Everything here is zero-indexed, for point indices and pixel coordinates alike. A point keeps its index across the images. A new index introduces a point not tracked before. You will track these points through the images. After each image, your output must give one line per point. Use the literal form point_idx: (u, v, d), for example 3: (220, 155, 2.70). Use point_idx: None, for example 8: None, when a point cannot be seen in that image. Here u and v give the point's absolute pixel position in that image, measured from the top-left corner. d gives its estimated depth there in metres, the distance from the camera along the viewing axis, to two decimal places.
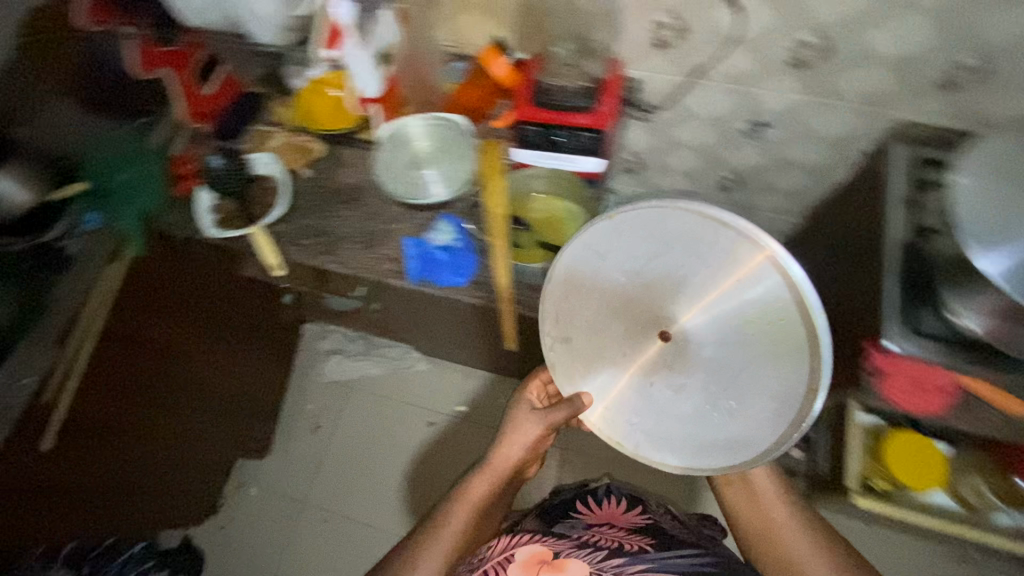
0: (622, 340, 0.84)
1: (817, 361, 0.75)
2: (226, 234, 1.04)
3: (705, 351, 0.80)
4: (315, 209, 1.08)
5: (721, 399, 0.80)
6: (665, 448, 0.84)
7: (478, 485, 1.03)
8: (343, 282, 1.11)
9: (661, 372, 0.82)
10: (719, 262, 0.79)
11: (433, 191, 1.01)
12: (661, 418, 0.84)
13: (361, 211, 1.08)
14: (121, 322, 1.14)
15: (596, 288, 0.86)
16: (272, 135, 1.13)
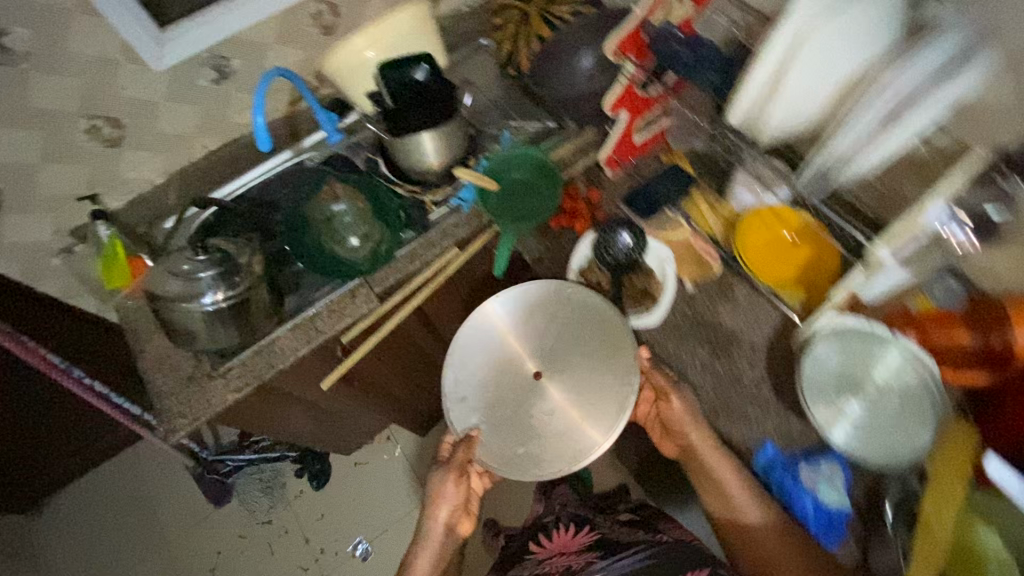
0: (496, 386, 0.93)
1: (621, 342, 0.88)
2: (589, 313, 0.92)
3: (559, 390, 0.90)
4: (676, 333, 0.93)
5: (579, 405, 0.88)
6: (545, 462, 0.86)
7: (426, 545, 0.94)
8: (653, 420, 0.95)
9: (534, 398, 0.91)
10: (563, 308, 0.94)
11: (837, 432, 0.76)
12: (538, 439, 0.88)
13: (726, 369, 0.90)
14: (439, 302, 1.14)
15: (484, 354, 0.95)
16: (674, 226, 0.98)
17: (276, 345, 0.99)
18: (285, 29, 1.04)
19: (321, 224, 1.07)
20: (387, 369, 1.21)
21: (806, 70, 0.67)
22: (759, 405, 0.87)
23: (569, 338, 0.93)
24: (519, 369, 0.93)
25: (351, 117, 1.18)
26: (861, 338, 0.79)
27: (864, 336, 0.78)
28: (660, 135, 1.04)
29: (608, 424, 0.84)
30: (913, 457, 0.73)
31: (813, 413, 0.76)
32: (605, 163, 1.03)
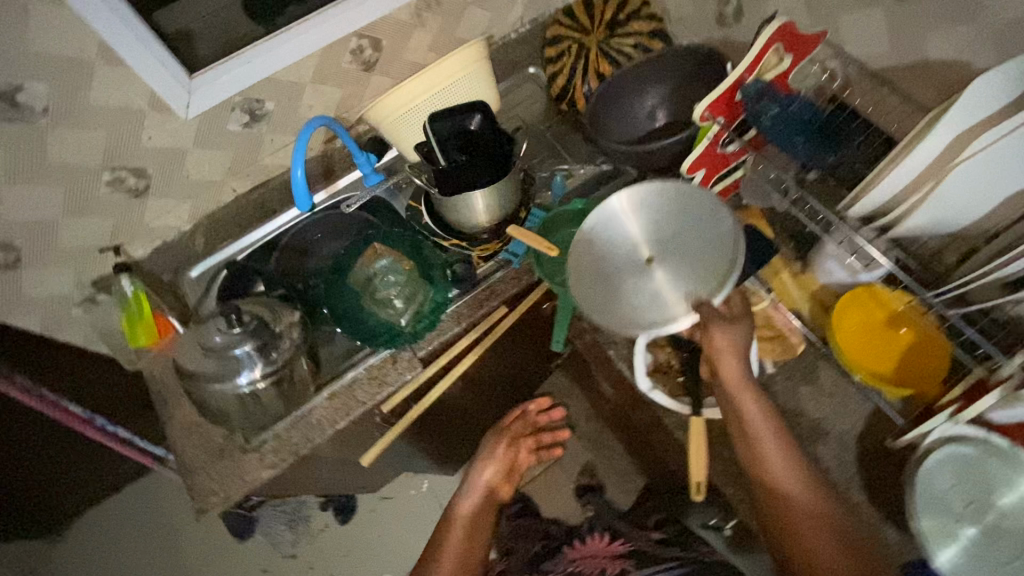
0: (611, 261, 0.85)
1: (733, 246, 0.78)
2: (656, 398, 0.85)
3: (657, 277, 0.82)
4: None
5: (675, 293, 0.80)
6: (634, 318, 0.80)
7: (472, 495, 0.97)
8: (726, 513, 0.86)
9: (632, 278, 0.83)
10: (688, 217, 0.82)
11: (945, 554, 0.67)
12: (628, 306, 0.81)
13: (813, 465, 0.81)
14: (485, 366, 1.06)
15: (617, 223, 0.85)
16: (752, 295, 0.89)
17: (311, 416, 0.91)
18: (324, 66, 0.95)
19: (361, 280, 1.00)
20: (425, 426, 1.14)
21: (977, 169, 0.63)
22: (851, 512, 0.78)
23: (682, 216, 0.83)
24: (604, 258, 0.85)
25: (389, 155, 1.10)
26: (999, 458, 0.68)
27: (993, 453, 0.69)
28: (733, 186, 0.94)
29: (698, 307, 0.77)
30: None
31: (919, 524, 0.68)
32: None
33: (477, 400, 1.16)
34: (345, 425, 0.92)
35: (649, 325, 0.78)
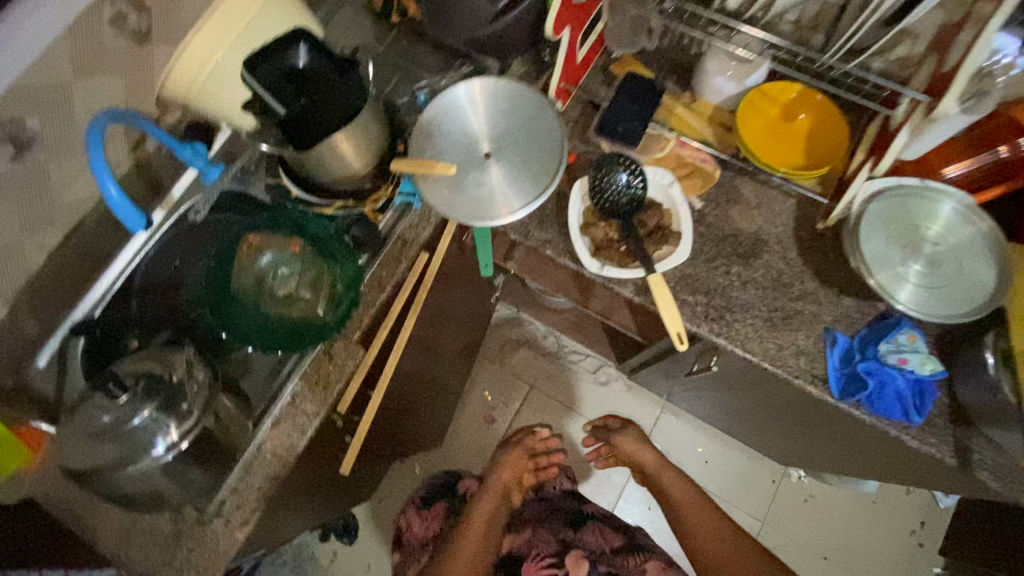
0: (454, 152, 0.84)
1: (558, 153, 0.82)
2: (609, 276, 0.79)
3: (494, 173, 0.83)
4: (703, 256, 0.83)
5: (507, 188, 0.82)
6: (464, 205, 0.81)
7: (461, 540, 1.01)
8: (709, 351, 0.87)
9: (471, 172, 0.83)
10: (526, 123, 0.84)
11: (900, 294, 0.71)
12: (462, 195, 0.82)
13: (766, 273, 0.83)
14: (419, 324, 0.97)
15: (461, 115, 0.85)
16: (656, 142, 0.86)
17: (263, 452, 0.79)
18: (80, 51, 0.74)
19: (249, 285, 0.83)
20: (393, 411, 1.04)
21: None
22: (813, 297, 0.81)
23: (529, 117, 0.85)
24: (453, 151, 0.84)
25: (219, 140, 0.92)
26: (916, 196, 0.75)
27: (917, 194, 0.75)
28: (598, 42, 0.89)
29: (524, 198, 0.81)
30: (971, 314, 0.70)
31: (875, 279, 0.72)
32: (556, 95, 0.87)
33: (422, 365, 1.08)
34: (307, 445, 0.81)
35: (474, 216, 0.81)
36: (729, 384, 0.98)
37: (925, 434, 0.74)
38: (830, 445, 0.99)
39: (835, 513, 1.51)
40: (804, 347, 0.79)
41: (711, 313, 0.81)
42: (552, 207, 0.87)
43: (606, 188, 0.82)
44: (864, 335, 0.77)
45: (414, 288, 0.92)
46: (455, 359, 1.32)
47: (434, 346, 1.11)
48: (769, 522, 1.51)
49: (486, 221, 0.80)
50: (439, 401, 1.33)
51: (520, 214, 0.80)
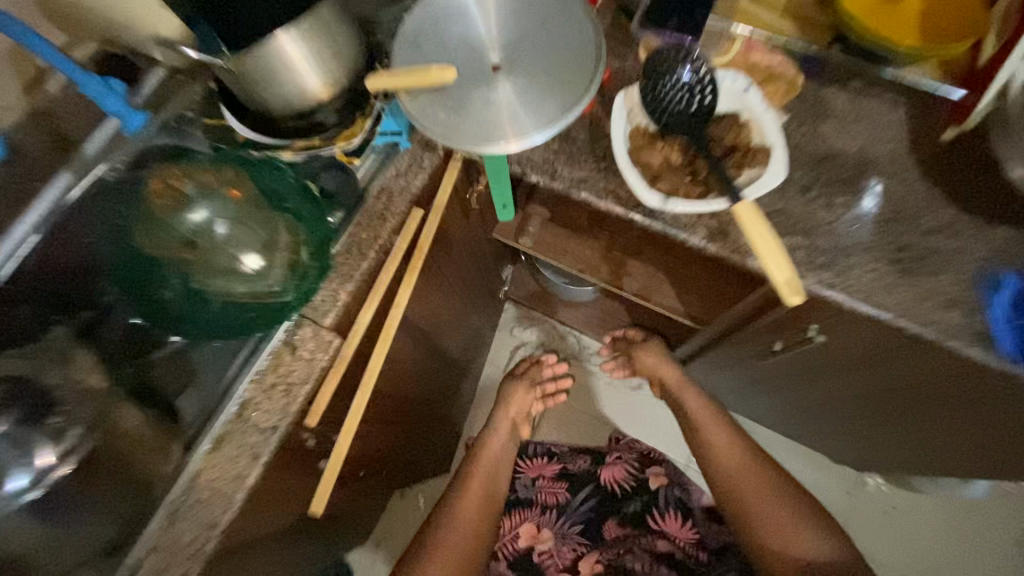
0: (451, 63, 0.63)
1: (593, 57, 0.61)
2: (676, 209, 0.57)
3: (506, 85, 0.61)
4: (793, 186, 0.62)
5: (525, 103, 0.60)
6: (466, 126, 0.59)
7: (486, 450, 0.97)
8: (810, 318, 0.64)
9: (475, 86, 0.62)
10: (547, 24, 0.64)
11: None
12: (462, 115, 0.60)
13: (881, 202, 0.61)
14: (412, 306, 0.74)
15: (460, 18, 0.64)
16: (719, 47, 0.66)
17: (198, 489, 0.55)
18: None
19: (164, 218, 0.61)
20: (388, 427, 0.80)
21: None
22: (954, 229, 0.59)
23: (551, 17, 0.64)
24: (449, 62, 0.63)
25: (148, 84, 0.70)
26: None
27: None
28: None
29: (548, 114, 0.59)
30: None
31: None
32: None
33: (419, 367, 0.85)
34: (261, 476, 0.57)
35: (479, 139, 0.58)
36: (821, 364, 0.75)
37: None
38: (960, 434, 0.76)
39: (925, 526, 1.26)
40: (955, 296, 0.56)
41: (816, 258, 0.59)
42: (585, 140, 0.66)
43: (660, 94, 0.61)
44: None
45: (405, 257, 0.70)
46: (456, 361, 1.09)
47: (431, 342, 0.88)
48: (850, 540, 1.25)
49: (497, 144, 0.58)
50: (442, 416, 1.09)
51: (544, 135, 0.58)
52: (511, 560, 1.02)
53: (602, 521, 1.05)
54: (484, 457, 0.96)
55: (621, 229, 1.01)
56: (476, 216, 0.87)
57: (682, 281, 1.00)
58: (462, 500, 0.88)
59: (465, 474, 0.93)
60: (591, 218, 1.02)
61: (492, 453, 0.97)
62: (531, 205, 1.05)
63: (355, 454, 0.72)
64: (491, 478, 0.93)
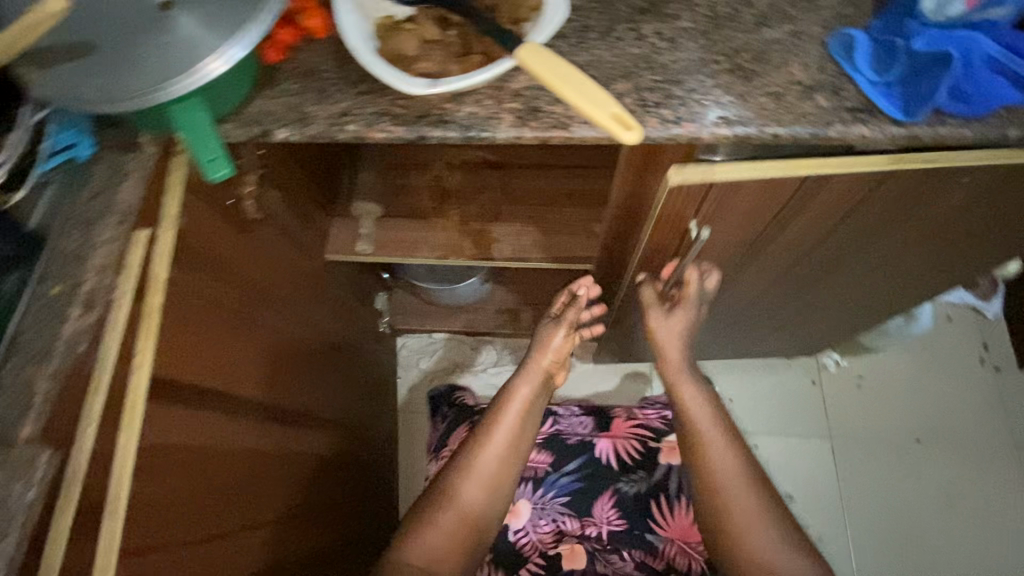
0: (97, 16, 0.45)
1: None
2: (450, 87, 0.42)
3: (180, 14, 0.45)
4: (590, 33, 0.50)
5: (211, 26, 0.44)
6: (140, 79, 0.43)
7: (509, 407, 0.68)
8: (672, 177, 0.55)
9: (140, 30, 0.45)
10: None
11: None
12: (133, 67, 0.43)
13: (694, 14, 0.50)
14: (220, 366, 0.54)
15: None
16: None
17: None
18: None
19: None
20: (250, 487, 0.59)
21: None
22: (779, 16, 0.49)
23: None
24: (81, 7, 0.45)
25: None
26: None
27: None
28: None
29: (242, 27, 0.44)
30: None
31: None
32: None
33: (279, 440, 0.66)
34: None
35: (165, 82, 0.43)
36: (733, 236, 0.63)
37: None
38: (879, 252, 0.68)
39: (894, 381, 1.21)
40: (810, 81, 0.46)
41: (648, 98, 0.47)
42: (334, 69, 0.50)
43: None
44: (885, 23, 0.46)
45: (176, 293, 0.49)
46: (335, 419, 0.87)
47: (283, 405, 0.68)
48: (835, 423, 1.19)
49: (190, 81, 0.43)
50: (343, 486, 0.86)
51: (245, 50, 0.44)
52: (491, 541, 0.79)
53: (594, 496, 0.82)
54: (512, 410, 0.68)
55: (469, 196, 0.88)
56: (271, 232, 0.68)
57: (553, 226, 0.87)
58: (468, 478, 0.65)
59: (474, 448, 0.66)
60: (434, 196, 0.88)
61: (522, 403, 0.68)
62: (356, 206, 0.87)
63: (216, 551, 0.52)
64: (521, 431, 0.68)
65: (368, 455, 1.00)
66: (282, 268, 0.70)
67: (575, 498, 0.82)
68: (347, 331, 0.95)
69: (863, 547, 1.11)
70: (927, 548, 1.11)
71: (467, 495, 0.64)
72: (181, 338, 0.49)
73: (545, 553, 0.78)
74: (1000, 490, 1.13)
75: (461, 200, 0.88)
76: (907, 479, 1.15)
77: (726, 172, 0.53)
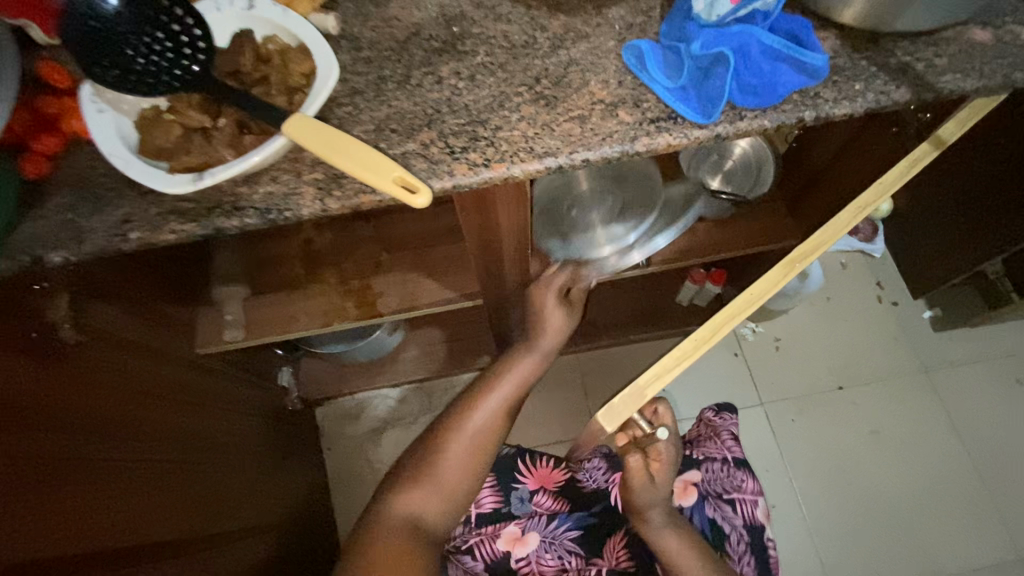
0: None
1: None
2: (220, 175, 0.39)
3: None
4: (388, 85, 0.47)
5: None
6: None
7: (494, 388, 0.67)
8: (513, 200, 0.54)
9: None
10: None
11: None
12: None
13: (490, 47, 0.48)
14: (47, 532, 0.46)
15: None
16: None
17: None
18: None
19: None
20: None
21: None
22: (574, 35, 0.48)
23: None
24: None
25: None
26: None
27: None
28: None
29: None
30: None
31: None
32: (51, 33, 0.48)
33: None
34: None
35: None
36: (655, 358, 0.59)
37: (837, 92, 0.44)
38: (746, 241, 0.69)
39: (810, 339, 1.25)
40: (611, 97, 0.45)
41: (454, 144, 0.44)
42: (108, 173, 0.45)
43: (130, 67, 0.40)
44: (669, 29, 0.46)
45: None
46: (253, 523, 0.79)
47: (174, 537, 0.61)
48: (765, 390, 1.21)
49: None
50: None
51: None
52: (488, 564, 0.75)
53: (604, 534, 0.76)
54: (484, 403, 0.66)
55: (344, 254, 0.82)
56: (109, 351, 0.60)
57: (437, 267, 0.83)
58: (407, 496, 0.61)
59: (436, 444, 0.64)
60: (305, 261, 0.82)
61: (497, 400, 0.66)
62: (217, 291, 0.80)
63: None
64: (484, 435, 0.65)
65: (304, 548, 0.92)
66: (138, 389, 0.63)
67: (583, 538, 0.76)
68: (246, 428, 0.87)
69: (814, 506, 1.14)
70: (868, 491, 1.15)
71: (410, 497, 0.61)
72: None
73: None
74: (922, 418, 1.19)
75: (334, 261, 0.82)
76: (840, 428, 1.19)
77: (654, 385, 0.49)
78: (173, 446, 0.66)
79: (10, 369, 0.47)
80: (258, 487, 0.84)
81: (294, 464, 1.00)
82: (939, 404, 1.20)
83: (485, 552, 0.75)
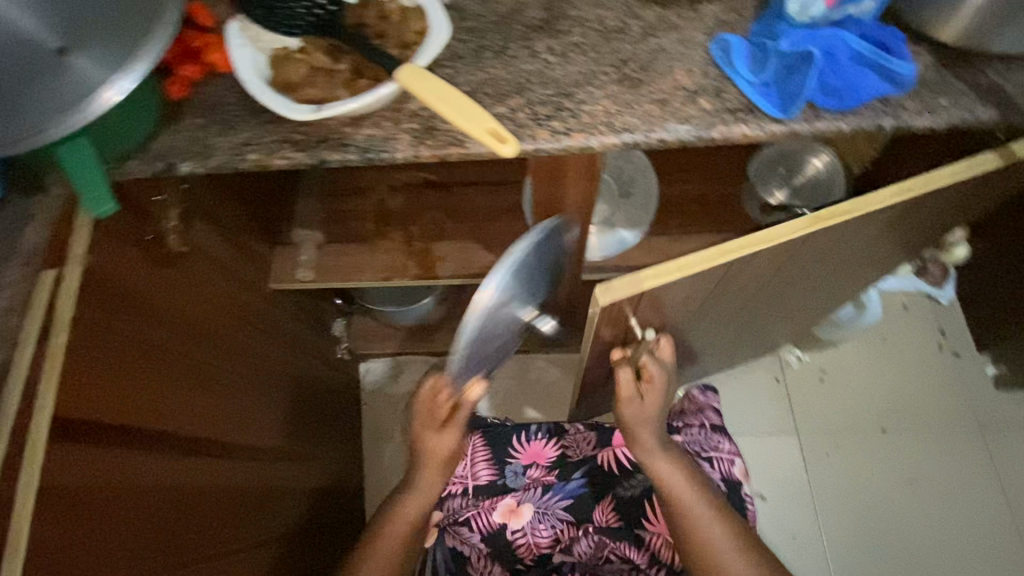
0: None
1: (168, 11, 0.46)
2: (334, 110, 0.44)
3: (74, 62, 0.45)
4: (487, 53, 0.51)
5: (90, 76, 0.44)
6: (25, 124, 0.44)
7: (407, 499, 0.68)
8: (581, 174, 0.57)
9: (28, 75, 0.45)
10: None
11: None
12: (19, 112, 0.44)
13: (585, 28, 0.52)
14: (132, 403, 0.53)
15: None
16: None
17: None
18: None
19: None
20: (184, 525, 0.57)
21: None
22: (666, 25, 0.51)
23: None
24: None
25: None
26: None
27: None
28: None
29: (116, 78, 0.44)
30: None
31: None
32: None
33: (218, 473, 0.64)
34: None
35: (46, 128, 0.43)
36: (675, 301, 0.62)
37: (921, 105, 0.45)
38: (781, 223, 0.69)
39: (858, 375, 1.21)
40: (694, 85, 0.47)
41: (541, 111, 0.48)
42: (236, 101, 0.51)
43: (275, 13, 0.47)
44: (760, 27, 0.48)
45: (83, 332, 0.48)
46: (294, 450, 0.86)
47: (228, 439, 0.68)
48: (803, 419, 1.19)
49: (80, 117, 0.43)
50: (303, 515, 0.85)
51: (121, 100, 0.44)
52: (486, 535, 0.78)
53: (593, 505, 0.78)
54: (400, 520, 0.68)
55: (412, 217, 0.88)
56: (204, 265, 0.68)
57: (496, 241, 0.87)
58: None
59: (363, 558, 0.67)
60: (377, 218, 0.88)
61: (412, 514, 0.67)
62: (295, 234, 0.87)
63: None
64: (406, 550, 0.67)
65: (334, 486, 0.98)
66: (220, 305, 0.70)
67: (575, 508, 0.78)
68: (302, 365, 0.94)
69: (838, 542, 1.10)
70: (897, 536, 1.10)
71: None
72: (89, 376, 0.48)
73: (531, 545, 0.78)
74: (968, 474, 1.13)
75: (403, 222, 0.88)
76: (878, 469, 1.14)
77: (654, 279, 0.52)
78: (241, 361, 0.73)
79: (127, 261, 0.54)
80: (304, 420, 0.91)
81: (336, 408, 1.07)
82: (989, 462, 1.14)
83: (481, 524, 0.78)
